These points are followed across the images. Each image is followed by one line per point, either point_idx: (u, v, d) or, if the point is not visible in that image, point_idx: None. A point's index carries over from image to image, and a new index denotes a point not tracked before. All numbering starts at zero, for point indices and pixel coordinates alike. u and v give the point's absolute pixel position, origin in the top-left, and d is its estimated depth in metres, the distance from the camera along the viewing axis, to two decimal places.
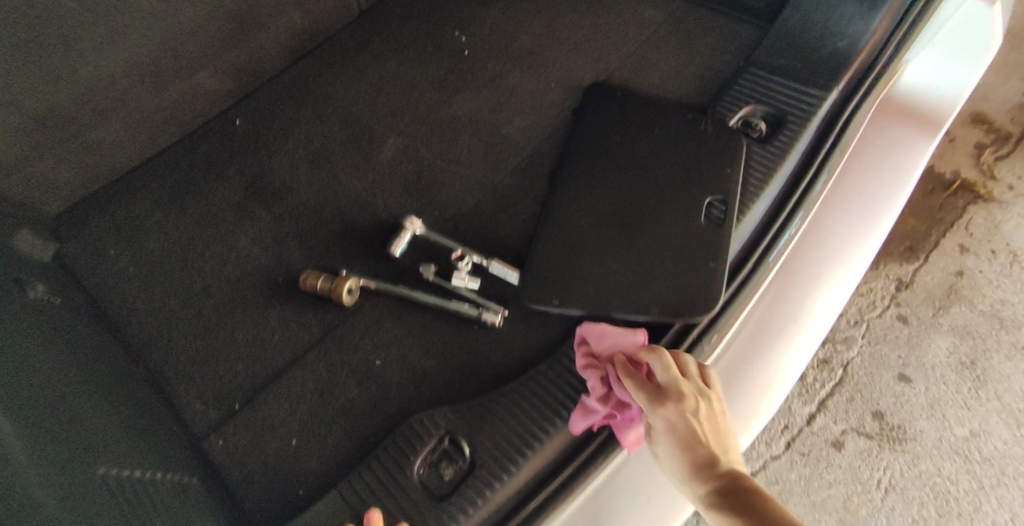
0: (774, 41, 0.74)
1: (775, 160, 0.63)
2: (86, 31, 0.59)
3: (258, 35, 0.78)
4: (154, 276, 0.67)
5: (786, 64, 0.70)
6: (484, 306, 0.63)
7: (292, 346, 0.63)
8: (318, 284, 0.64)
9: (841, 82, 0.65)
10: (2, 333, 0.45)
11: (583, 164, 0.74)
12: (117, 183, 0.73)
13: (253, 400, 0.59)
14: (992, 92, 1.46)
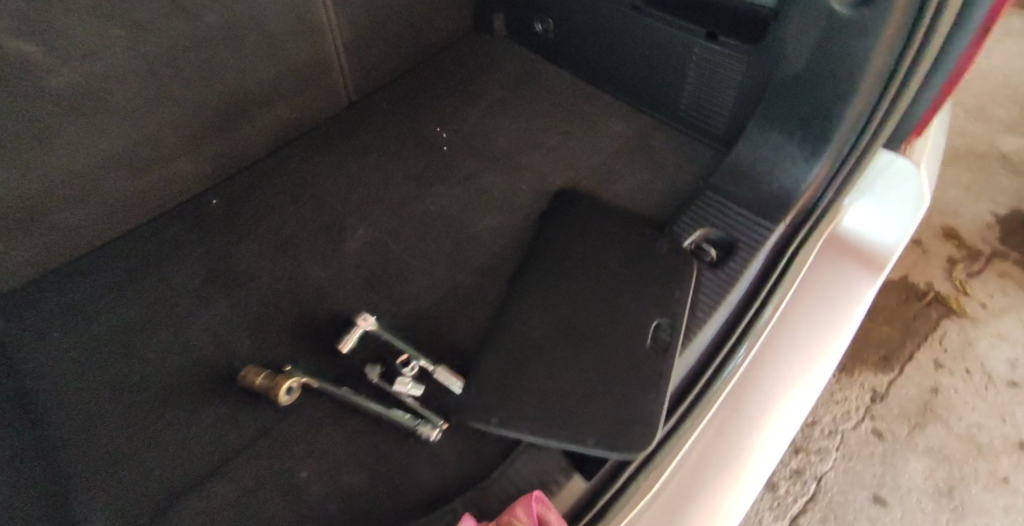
0: (729, 166, 0.76)
1: (723, 290, 0.65)
2: (63, 125, 0.60)
3: (242, 126, 0.81)
4: (91, 363, 0.65)
5: (738, 192, 0.73)
6: (423, 417, 0.61)
7: (217, 451, 0.59)
8: (257, 381, 0.62)
9: (784, 223, 0.66)
10: None
11: (541, 271, 0.74)
12: (79, 261, 0.74)
13: (163, 514, 0.54)
14: (963, 209, 1.53)
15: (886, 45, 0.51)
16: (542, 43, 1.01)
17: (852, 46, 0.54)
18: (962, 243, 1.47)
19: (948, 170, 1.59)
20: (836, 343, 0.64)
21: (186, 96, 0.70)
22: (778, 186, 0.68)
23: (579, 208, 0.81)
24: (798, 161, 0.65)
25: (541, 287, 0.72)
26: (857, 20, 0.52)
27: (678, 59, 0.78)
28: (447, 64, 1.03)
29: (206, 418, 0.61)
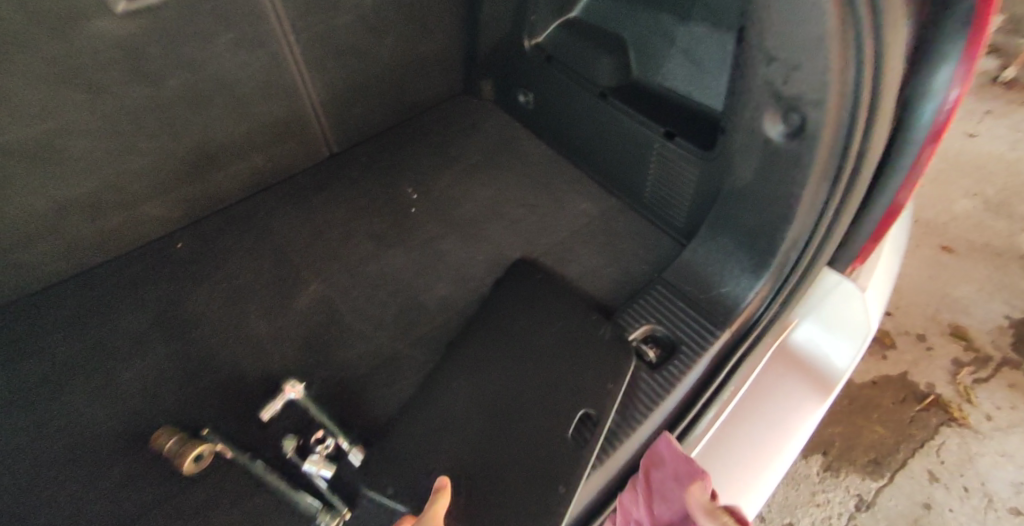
0: (682, 265, 0.75)
1: (660, 395, 0.62)
2: (16, 180, 0.64)
3: (213, 176, 0.84)
4: (22, 404, 0.68)
5: (688, 292, 0.73)
6: (330, 503, 0.60)
7: (116, 514, 0.60)
8: (167, 445, 0.62)
9: (723, 335, 0.65)
10: None
11: (480, 343, 0.71)
12: (34, 295, 0.77)
13: None
14: (976, 308, 1.46)
15: (815, 178, 0.52)
16: (523, 110, 1.01)
17: (783, 167, 0.55)
18: (969, 344, 1.40)
19: (962, 264, 1.53)
20: (771, 464, 0.62)
21: (150, 150, 0.73)
22: (723, 295, 0.68)
23: (530, 288, 0.78)
24: (742, 271, 0.66)
25: (470, 375, 0.68)
26: (791, 145, 0.53)
27: (643, 154, 0.78)
28: (431, 124, 1.05)
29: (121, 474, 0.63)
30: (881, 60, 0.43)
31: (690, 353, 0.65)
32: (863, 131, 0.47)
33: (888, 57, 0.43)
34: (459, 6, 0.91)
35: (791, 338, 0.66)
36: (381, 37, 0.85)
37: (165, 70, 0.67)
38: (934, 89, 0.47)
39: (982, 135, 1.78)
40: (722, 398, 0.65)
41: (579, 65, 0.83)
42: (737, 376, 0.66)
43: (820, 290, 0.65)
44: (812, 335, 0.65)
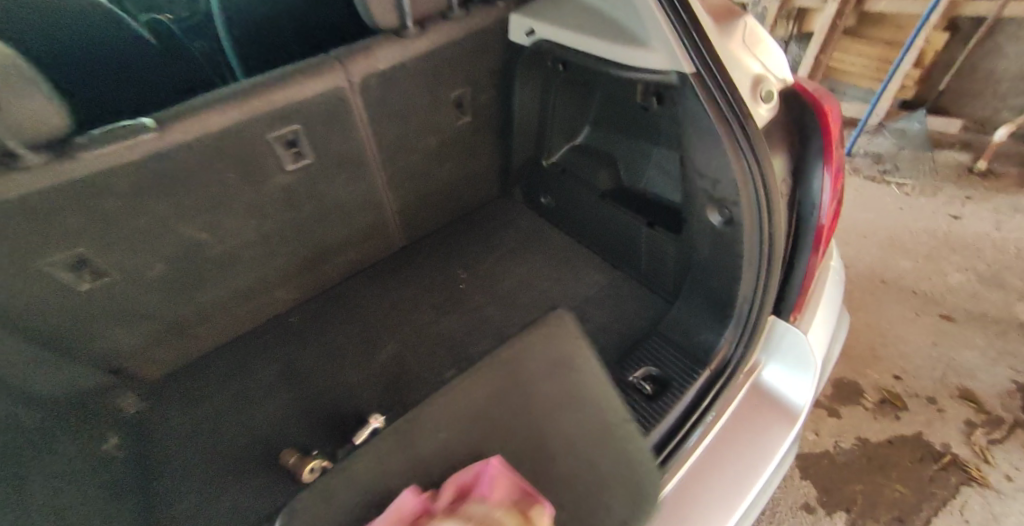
0: (670, 321, 1.01)
1: (656, 415, 0.84)
2: (212, 278, 0.96)
3: (322, 267, 1.15)
4: (194, 434, 0.95)
5: (674, 340, 0.99)
6: None
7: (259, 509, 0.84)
8: (290, 459, 0.87)
9: (704, 371, 0.88)
10: (71, 490, 0.71)
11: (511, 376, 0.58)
12: (200, 359, 1.06)
13: None
14: (982, 372, 1.56)
15: (748, 252, 0.81)
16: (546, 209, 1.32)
17: (727, 243, 0.84)
18: (980, 407, 1.49)
19: (964, 332, 1.65)
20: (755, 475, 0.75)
21: (284, 254, 1.05)
22: (706, 342, 0.93)
23: (570, 350, 0.61)
24: (710, 323, 0.94)
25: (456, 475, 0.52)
26: (728, 230, 0.82)
27: (634, 237, 1.06)
28: (475, 222, 1.35)
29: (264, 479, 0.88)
30: (764, 176, 0.75)
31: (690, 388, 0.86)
32: (767, 220, 0.77)
33: (769, 178, 0.75)
34: (497, 140, 1.25)
35: (759, 378, 0.85)
36: (439, 165, 1.19)
37: (305, 199, 1.00)
38: (812, 195, 0.80)
39: (966, 216, 1.97)
40: (711, 422, 0.80)
41: (583, 178, 1.13)
42: (719, 403, 0.83)
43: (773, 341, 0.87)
44: (774, 375, 0.85)
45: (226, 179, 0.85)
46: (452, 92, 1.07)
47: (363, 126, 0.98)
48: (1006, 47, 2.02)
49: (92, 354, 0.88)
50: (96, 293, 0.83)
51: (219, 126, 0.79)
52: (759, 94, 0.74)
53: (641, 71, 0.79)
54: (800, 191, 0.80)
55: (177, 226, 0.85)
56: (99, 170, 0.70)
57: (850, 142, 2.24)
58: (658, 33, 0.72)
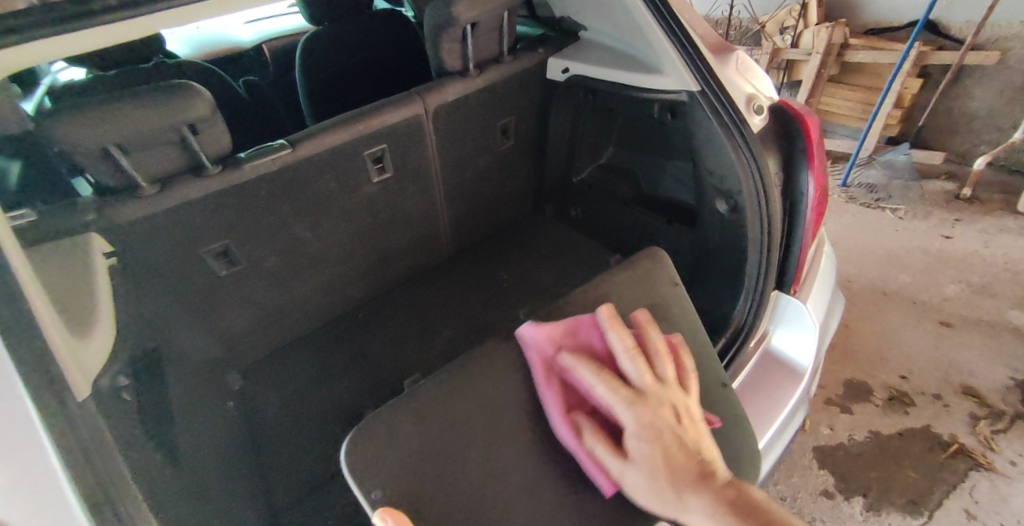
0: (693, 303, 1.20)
1: None
2: (309, 274, 1.16)
3: (388, 269, 1.35)
4: (289, 406, 1.13)
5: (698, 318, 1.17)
6: None
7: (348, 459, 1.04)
8: None
9: (721, 340, 1.07)
10: (213, 432, 0.88)
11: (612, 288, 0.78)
12: (286, 346, 1.24)
13: (321, 485, 1.00)
14: (982, 370, 1.68)
15: (752, 234, 0.99)
16: (576, 221, 1.53)
17: (734, 228, 1.03)
18: (983, 401, 1.60)
19: (961, 335, 1.78)
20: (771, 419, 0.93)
21: (362, 255, 1.25)
22: (724, 314, 1.11)
23: (657, 281, 0.82)
24: (727, 300, 1.11)
25: None
26: (733, 217, 1.01)
27: (654, 235, 1.28)
28: (513, 234, 1.56)
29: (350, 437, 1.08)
30: (761, 170, 0.93)
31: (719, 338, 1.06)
32: (767, 206, 0.95)
33: (765, 171, 0.93)
34: (531, 163, 1.47)
35: (768, 344, 1.03)
36: (486, 183, 1.41)
37: (383, 207, 1.22)
38: (802, 186, 0.96)
39: (956, 236, 2.14)
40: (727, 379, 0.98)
41: (610, 190, 1.36)
42: (735, 366, 1.01)
43: (777, 312, 1.03)
44: (780, 339, 1.02)
45: (329, 187, 1.08)
46: (498, 121, 1.31)
47: (431, 147, 1.21)
48: (974, 90, 2.27)
49: (221, 334, 1.06)
50: (232, 277, 1.02)
51: (331, 144, 1.02)
52: (752, 109, 0.94)
53: (659, 93, 1.02)
54: (790, 185, 0.97)
55: (293, 228, 1.07)
56: (251, 178, 0.94)
57: (844, 175, 2.47)
58: (671, 63, 0.96)
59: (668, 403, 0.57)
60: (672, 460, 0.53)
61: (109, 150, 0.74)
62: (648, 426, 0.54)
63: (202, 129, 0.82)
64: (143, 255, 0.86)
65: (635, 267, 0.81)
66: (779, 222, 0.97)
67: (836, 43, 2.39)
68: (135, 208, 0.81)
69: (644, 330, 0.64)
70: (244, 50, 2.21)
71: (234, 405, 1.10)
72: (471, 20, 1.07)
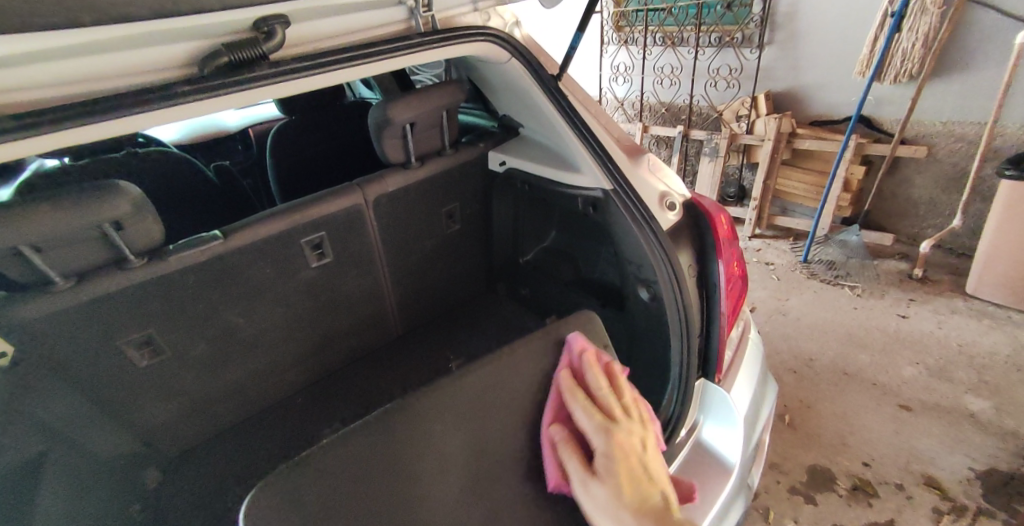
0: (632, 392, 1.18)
1: None
2: (244, 361, 1.14)
3: (331, 353, 1.32)
4: (200, 505, 1.06)
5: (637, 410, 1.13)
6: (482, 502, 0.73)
7: None
8: None
9: None
10: None
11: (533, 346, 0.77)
12: (218, 435, 1.18)
13: None
14: (943, 459, 1.64)
15: (671, 323, 1.01)
16: (527, 302, 1.54)
17: (655, 316, 1.06)
18: (944, 494, 1.54)
19: (921, 420, 1.76)
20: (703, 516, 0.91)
21: (304, 339, 1.24)
22: (655, 402, 1.09)
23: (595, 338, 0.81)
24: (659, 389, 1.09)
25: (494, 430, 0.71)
26: (655, 304, 1.04)
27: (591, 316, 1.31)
28: (465, 312, 1.56)
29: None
30: (674, 260, 0.97)
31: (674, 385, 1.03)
32: (682, 295, 0.98)
33: (676, 262, 0.97)
34: (480, 245, 1.52)
35: (698, 436, 1.02)
36: (435, 264, 1.44)
37: (322, 291, 1.22)
38: (715, 279, 1.00)
39: (911, 316, 2.18)
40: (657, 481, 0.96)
41: (553, 274, 1.40)
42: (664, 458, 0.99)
43: (704, 403, 1.03)
44: (711, 432, 1.02)
45: (262, 273, 1.08)
46: (444, 207, 1.36)
47: (373, 233, 1.25)
48: (913, 177, 2.42)
49: (133, 428, 1.02)
50: (155, 367, 1.00)
51: (267, 234, 1.05)
52: (665, 206, 1.01)
53: (579, 189, 1.12)
54: (704, 276, 1.02)
55: (223, 317, 1.06)
56: (177, 268, 0.94)
57: (804, 252, 2.55)
58: (586, 165, 1.07)
59: (633, 435, 0.65)
60: (635, 494, 0.61)
61: (20, 250, 0.74)
62: (614, 448, 0.62)
63: (129, 225, 0.83)
64: (52, 350, 0.85)
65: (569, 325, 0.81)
66: (696, 312, 1.00)
67: (785, 132, 2.54)
68: (42, 303, 0.81)
69: (615, 375, 0.73)
70: (228, 133, 2.32)
71: (139, 509, 1.03)
72: (409, 120, 1.14)
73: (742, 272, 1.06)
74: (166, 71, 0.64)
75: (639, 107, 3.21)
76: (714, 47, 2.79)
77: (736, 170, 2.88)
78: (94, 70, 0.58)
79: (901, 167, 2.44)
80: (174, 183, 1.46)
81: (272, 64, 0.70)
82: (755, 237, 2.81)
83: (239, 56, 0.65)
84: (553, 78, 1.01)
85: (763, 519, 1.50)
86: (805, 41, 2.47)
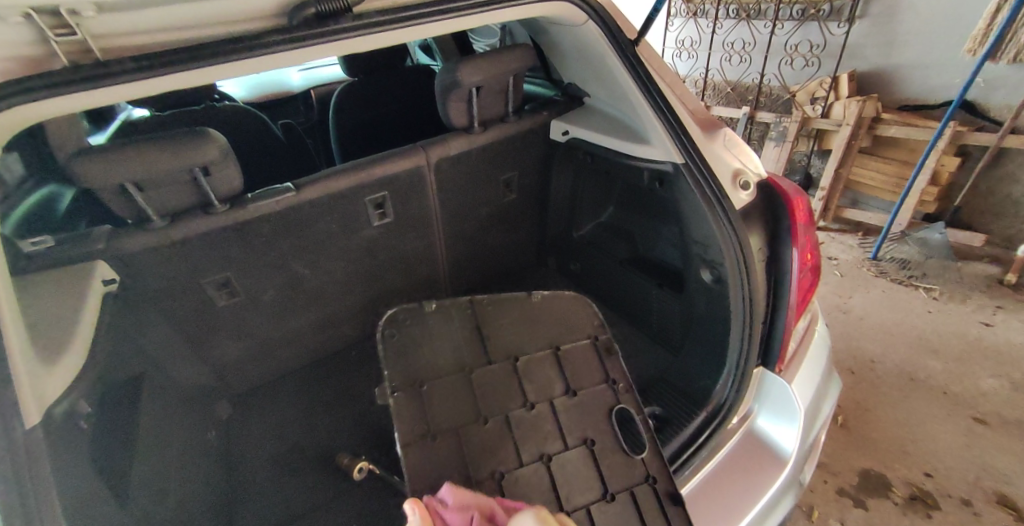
0: (676, 374, 1.16)
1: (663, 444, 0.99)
2: (305, 310, 1.20)
3: (385, 311, 1.37)
4: (268, 441, 1.14)
5: (687, 393, 1.11)
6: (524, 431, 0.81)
7: (310, 499, 1.03)
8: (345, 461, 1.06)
9: (698, 415, 1.02)
10: (182, 463, 0.89)
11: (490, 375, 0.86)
12: (278, 380, 1.26)
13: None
14: (1021, 478, 1.52)
15: (734, 308, 0.98)
16: (575, 276, 1.54)
17: (718, 299, 1.02)
18: (1019, 514, 1.44)
19: (998, 436, 1.63)
20: (748, 505, 0.89)
21: (359, 295, 1.28)
22: (706, 387, 1.07)
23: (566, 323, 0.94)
24: (711, 379, 1.06)
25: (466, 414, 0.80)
26: (718, 287, 1.01)
27: (644, 297, 1.28)
28: (514, 284, 1.58)
29: (297, 474, 1.07)
30: (742, 242, 0.94)
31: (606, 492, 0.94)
32: (747, 280, 0.94)
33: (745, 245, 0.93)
34: (534, 216, 1.51)
35: (752, 427, 0.98)
36: (489, 232, 1.45)
37: (381, 249, 1.25)
38: (784, 265, 0.95)
39: (997, 324, 2.00)
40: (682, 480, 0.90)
41: (606, 250, 1.37)
42: (713, 443, 0.96)
43: (761, 394, 1.00)
44: (766, 424, 0.98)
45: (327, 227, 1.11)
46: (502, 175, 1.36)
47: (432, 197, 1.26)
48: (1018, 173, 2.19)
49: (207, 362, 1.10)
50: (230, 308, 1.07)
51: (337, 189, 1.08)
52: (738, 184, 0.96)
53: (646, 161, 1.08)
54: (775, 261, 0.97)
55: (291, 267, 1.11)
56: (255, 216, 0.99)
57: (874, 248, 2.37)
58: (657, 136, 1.03)
59: None
60: None
61: (125, 187, 0.80)
62: None
63: (216, 171, 0.88)
64: (145, 284, 0.93)
65: (541, 317, 0.93)
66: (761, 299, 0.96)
67: (868, 116, 2.34)
68: (142, 239, 0.88)
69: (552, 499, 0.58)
70: (291, 94, 2.39)
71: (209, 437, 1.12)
72: (476, 84, 1.13)
73: (816, 262, 1.00)
74: (257, 21, 0.66)
75: (702, 85, 3.05)
76: (794, 22, 2.59)
77: (804, 157, 2.70)
78: (195, 18, 0.60)
79: (1003, 161, 2.21)
80: (246, 138, 1.53)
81: (356, 16, 0.72)
82: (820, 230, 2.64)
83: (324, 8, 0.67)
84: (631, 44, 0.97)
85: (806, 517, 1.45)
86: (903, 16, 2.25)
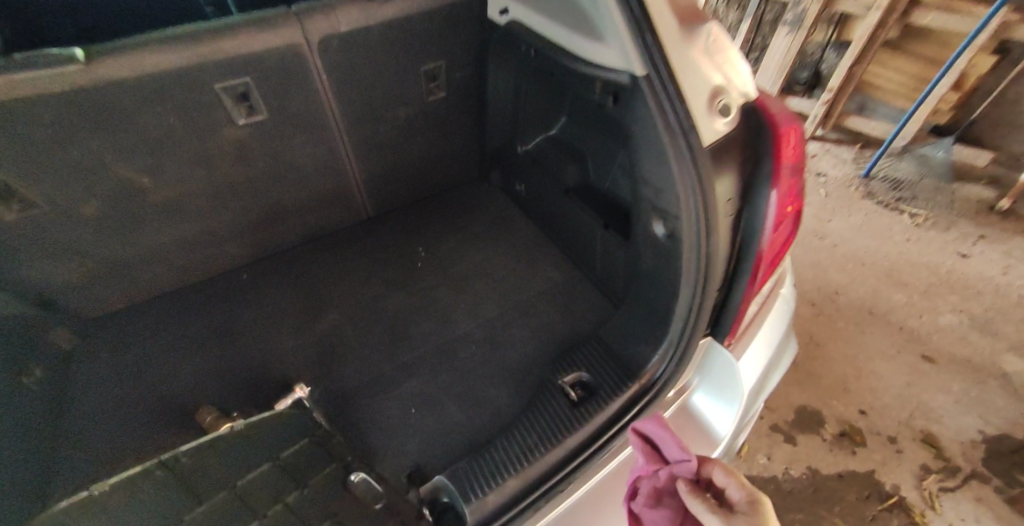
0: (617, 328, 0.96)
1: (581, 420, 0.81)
2: (153, 223, 0.97)
3: (277, 229, 1.15)
4: (117, 377, 0.97)
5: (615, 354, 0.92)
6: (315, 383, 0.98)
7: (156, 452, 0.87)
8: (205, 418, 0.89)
9: (627, 389, 0.83)
10: None
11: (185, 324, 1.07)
12: (146, 304, 1.08)
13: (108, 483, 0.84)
14: (951, 419, 1.51)
15: (687, 270, 0.76)
16: (519, 198, 1.29)
17: (669, 259, 0.80)
18: (939, 453, 1.44)
19: (941, 375, 1.59)
20: None
21: (235, 208, 1.05)
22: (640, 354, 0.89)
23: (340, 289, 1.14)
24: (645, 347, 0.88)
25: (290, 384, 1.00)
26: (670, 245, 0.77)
27: (591, 239, 1.06)
28: (446, 201, 1.33)
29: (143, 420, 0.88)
30: (706, 184, 0.68)
31: (510, 470, 0.76)
32: (706, 237, 0.71)
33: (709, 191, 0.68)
34: (471, 122, 1.22)
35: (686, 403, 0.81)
36: (413, 140, 1.16)
37: (256, 155, 0.99)
38: (759, 218, 0.72)
39: (974, 256, 1.88)
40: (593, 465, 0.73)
41: (552, 172, 1.12)
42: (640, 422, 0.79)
43: (701, 366, 0.83)
44: (702, 399, 0.82)
45: (153, 118, 0.84)
46: (422, 64, 1.03)
47: (322, 89, 0.95)
48: None
49: (21, 285, 0.90)
50: (32, 221, 0.84)
51: (162, 65, 0.78)
52: (715, 107, 0.68)
53: (599, 67, 0.77)
54: (746, 214, 0.73)
55: (111, 169, 0.86)
56: (18, 97, 0.70)
57: (868, 165, 2.15)
58: (609, 31, 0.70)
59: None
60: None
61: None
62: None
63: None
64: None
65: (246, 279, 1.15)
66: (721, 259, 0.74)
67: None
68: None
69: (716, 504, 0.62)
70: None
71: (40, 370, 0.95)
72: None
73: (795, 215, 0.78)
74: None
75: None
76: None
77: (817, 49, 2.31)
78: None
79: None
80: None
81: None
82: (815, 138, 2.36)
83: None
84: None
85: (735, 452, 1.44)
86: None
